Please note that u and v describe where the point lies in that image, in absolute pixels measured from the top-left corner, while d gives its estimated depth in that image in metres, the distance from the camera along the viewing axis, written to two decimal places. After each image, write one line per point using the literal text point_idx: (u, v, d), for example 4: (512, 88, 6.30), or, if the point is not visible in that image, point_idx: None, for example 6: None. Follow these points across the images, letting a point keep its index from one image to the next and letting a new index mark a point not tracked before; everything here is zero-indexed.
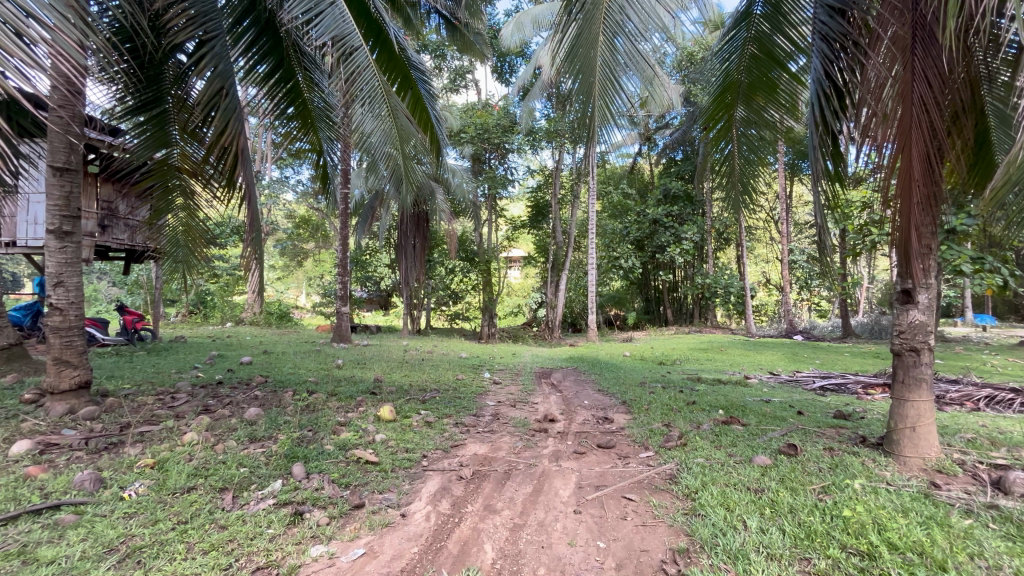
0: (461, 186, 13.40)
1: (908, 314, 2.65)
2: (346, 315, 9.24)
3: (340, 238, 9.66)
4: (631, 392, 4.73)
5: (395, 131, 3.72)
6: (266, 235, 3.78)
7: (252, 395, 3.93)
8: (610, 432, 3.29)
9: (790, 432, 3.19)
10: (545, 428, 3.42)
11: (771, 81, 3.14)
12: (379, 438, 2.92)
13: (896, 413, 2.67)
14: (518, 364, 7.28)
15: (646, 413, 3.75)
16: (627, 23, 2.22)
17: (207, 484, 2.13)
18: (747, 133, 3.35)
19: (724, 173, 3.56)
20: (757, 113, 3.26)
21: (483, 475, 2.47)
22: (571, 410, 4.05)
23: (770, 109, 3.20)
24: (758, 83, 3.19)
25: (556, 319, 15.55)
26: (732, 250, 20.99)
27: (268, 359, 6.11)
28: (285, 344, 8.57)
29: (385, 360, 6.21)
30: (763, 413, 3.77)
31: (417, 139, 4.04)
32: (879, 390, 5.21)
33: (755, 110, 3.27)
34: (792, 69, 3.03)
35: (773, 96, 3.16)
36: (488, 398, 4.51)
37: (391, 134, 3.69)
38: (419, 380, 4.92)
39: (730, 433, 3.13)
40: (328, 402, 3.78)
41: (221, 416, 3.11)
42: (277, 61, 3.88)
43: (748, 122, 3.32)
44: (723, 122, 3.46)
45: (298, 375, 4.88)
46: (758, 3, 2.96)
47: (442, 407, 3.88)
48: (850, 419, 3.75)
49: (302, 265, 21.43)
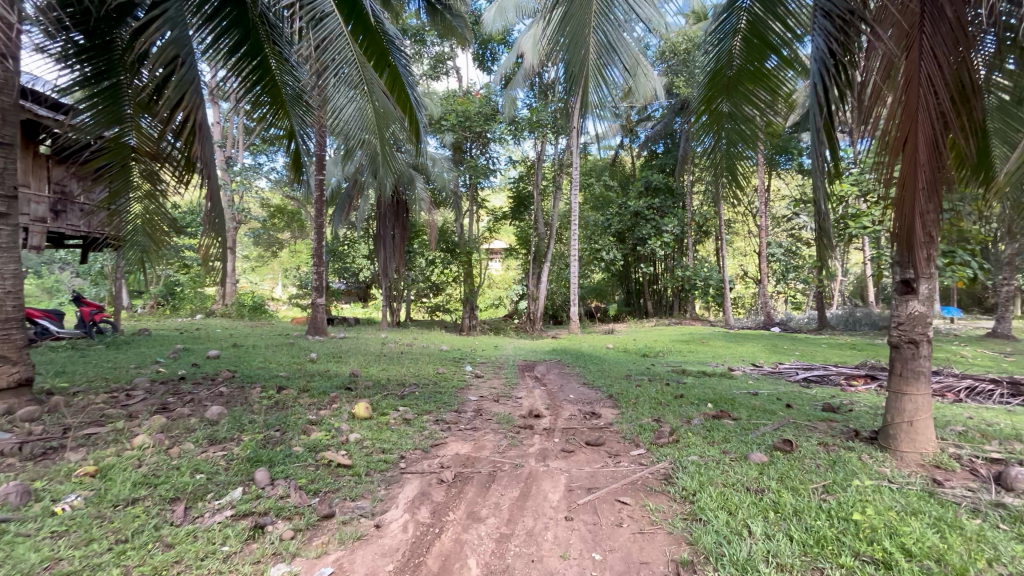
0: (441, 175, 13.10)
1: (907, 305, 2.56)
2: (321, 307, 8.93)
3: (315, 227, 9.30)
4: (617, 385, 4.61)
5: (373, 111, 3.48)
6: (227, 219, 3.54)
7: (216, 392, 3.67)
8: (598, 428, 3.15)
9: (782, 426, 3.10)
10: (531, 425, 3.26)
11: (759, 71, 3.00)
12: (354, 438, 2.71)
13: (893, 407, 2.59)
14: (500, 356, 7.12)
15: (633, 407, 3.63)
16: (614, 9, 2.11)
17: (155, 495, 1.89)
18: (733, 125, 3.23)
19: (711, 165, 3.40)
20: (747, 104, 3.13)
21: (466, 478, 2.30)
22: (556, 405, 3.89)
23: (753, 101, 3.10)
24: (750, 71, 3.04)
25: (538, 311, 15.45)
26: (711, 242, 21.20)
27: (238, 353, 5.80)
28: (257, 337, 8.23)
29: (362, 353, 5.96)
30: (753, 406, 3.68)
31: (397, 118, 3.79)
32: (861, 381, 5.22)
33: (740, 100, 3.14)
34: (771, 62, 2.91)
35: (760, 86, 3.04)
36: (470, 393, 4.32)
37: (368, 113, 3.45)
38: (397, 375, 4.71)
39: (721, 428, 3.02)
40: (299, 399, 3.55)
41: (178, 416, 2.85)
42: (243, 33, 3.46)
43: (735, 113, 3.19)
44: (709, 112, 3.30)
45: (268, 370, 4.61)
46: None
47: (421, 403, 3.69)
48: (839, 412, 3.68)
49: (277, 256, 20.83)
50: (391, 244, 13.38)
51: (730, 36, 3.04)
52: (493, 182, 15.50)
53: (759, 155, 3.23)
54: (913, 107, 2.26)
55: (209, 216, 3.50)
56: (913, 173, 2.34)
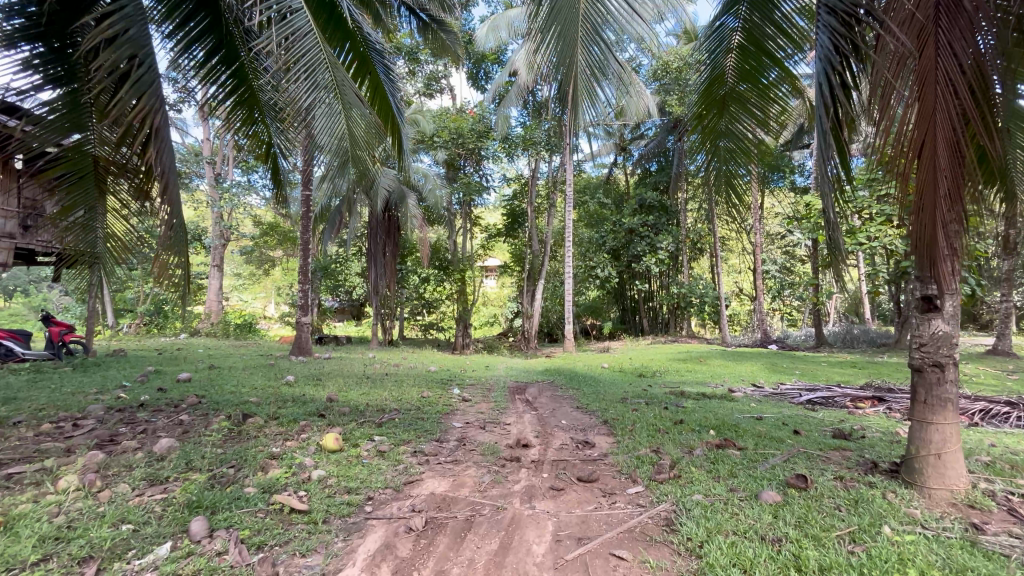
0: (434, 191, 12.87)
1: (930, 324, 2.31)
2: (306, 326, 8.61)
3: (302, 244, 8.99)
4: (613, 410, 4.32)
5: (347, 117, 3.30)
6: (186, 232, 3.30)
7: (175, 421, 3.36)
8: (592, 460, 2.86)
9: (793, 457, 2.83)
10: (518, 457, 2.97)
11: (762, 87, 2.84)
12: (317, 475, 2.41)
13: (917, 438, 2.33)
14: (491, 378, 6.80)
15: (630, 435, 3.35)
16: (607, 25, 1.95)
17: (64, 554, 1.60)
18: (729, 144, 3.08)
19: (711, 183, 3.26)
20: (745, 123, 2.98)
21: (440, 525, 2.00)
22: (546, 432, 3.61)
23: (745, 119, 2.98)
24: (745, 90, 2.92)
25: (532, 329, 15.15)
26: (706, 260, 21.07)
27: (211, 375, 5.47)
28: (238, 358, 7.88)
29: (343, 375, 5.65)
30: (758, 433, 3.41)
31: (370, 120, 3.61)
32: (868, 404, 4.96)
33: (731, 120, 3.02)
34: (768, 79, 2.79)
35: (747, 104, 2.93)
36: (454, 419, 4.03)
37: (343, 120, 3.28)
38: (378, 399, 4.41)
39: (727, 459, 2.76)
40: (265, 428, 3.25)
41: (121, 451, 2.55)
42: (218, 41, 3.36)
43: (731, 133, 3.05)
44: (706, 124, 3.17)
45: (238, 395, 4.28)
46: (731, 18, 2.78)
47: (400, 432, 3.39)
48: (851, 439, 3.42)
49: (269, 274, 20.55)
50: (382, 261, 13.16)
51: (728, 41, 2.87)
52: (487, 199, 15.38)
53: (753, 175, 3.08)
54: (931, 107, 2.05)
55: (166, 230, 3.27)
56: (930, 178, 2.14)
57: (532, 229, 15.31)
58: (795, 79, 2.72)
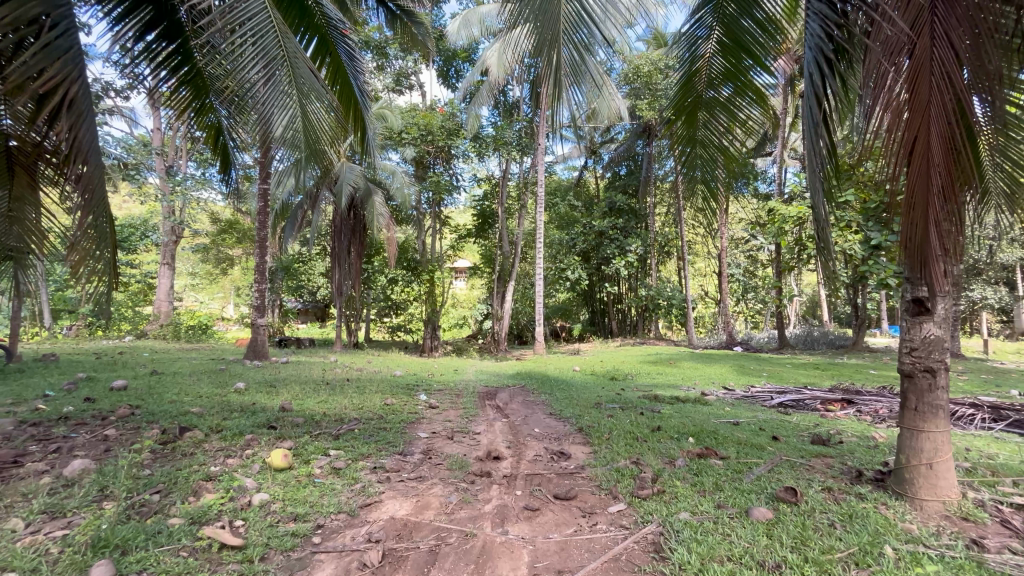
0: (402, 189, 12.46)
1: (921, 327, 2.21)
2: (263, 328, 8.10)
3: (260, 241, 8.42)
4: (587, 416, 4.13)
5: (298, 93, 3.03)
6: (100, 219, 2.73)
7: (98, 436, 2.95)
8: (569, 473, 2.66)
9: (777, 466, 2.71)
10: (489, 471, 2.73)
11: (742, 86, 2.72)
12: (259, 499, 2.11)
13: (908, 446, 2.23)
14: (459, 382, 6.53)
15: (607, 444, 3.17)
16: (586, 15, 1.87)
17: None
18: (700, 151, 2.98)
19: (688, 189, 3.10)
20: (720, 130, 2.88)
21: (400, 560, 1.75)
22: (519, 442, 3.39)
23: (719, 120, 2.86)
24: (720, 93, 2.81)
25: (502, 331, 14.89)
26: (673, 263, 21.35)
27: (150, 382, 4.98)
28: (186, 363, 7.30)
29: (300, 381, 5.25)
30: (738, 440, 3.29)
31: (323, 97, 3.30)
32: (837, 406, 4.97)
33: (709, 120, 2.89)
34: (748, 79, 2.68)
35: (724, 104, 2.82)
36: (420, 428, 3.76)
37: (293, 96, 3.01)
38: (337, 408, 4.08)
39: (710, 470, 2.62)
40: (205, 443, 2.90)
41: (20, 477, 2.16)
42: (159, 14, 3.19)
43: (710, 133, 2.91)
44: (682, 127, 3.01)
45: (178, 405, 3.87)
46: (700, 28, 2.73)
47: (359, 445, 3.09)
48: (830, 444, 3.34)
49: (227, 274, 19.59)
50: (347, 261, 12.70)
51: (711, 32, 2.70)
52: (457, 200, 15.07)
53: (722, 181, 2.95)
54: (924, 99, 1.90)
55: (82, 220, 2.70)
56: (922, 174, 1.99)
57: (502, 231, 15.08)
58: (762, 87, 2.67)
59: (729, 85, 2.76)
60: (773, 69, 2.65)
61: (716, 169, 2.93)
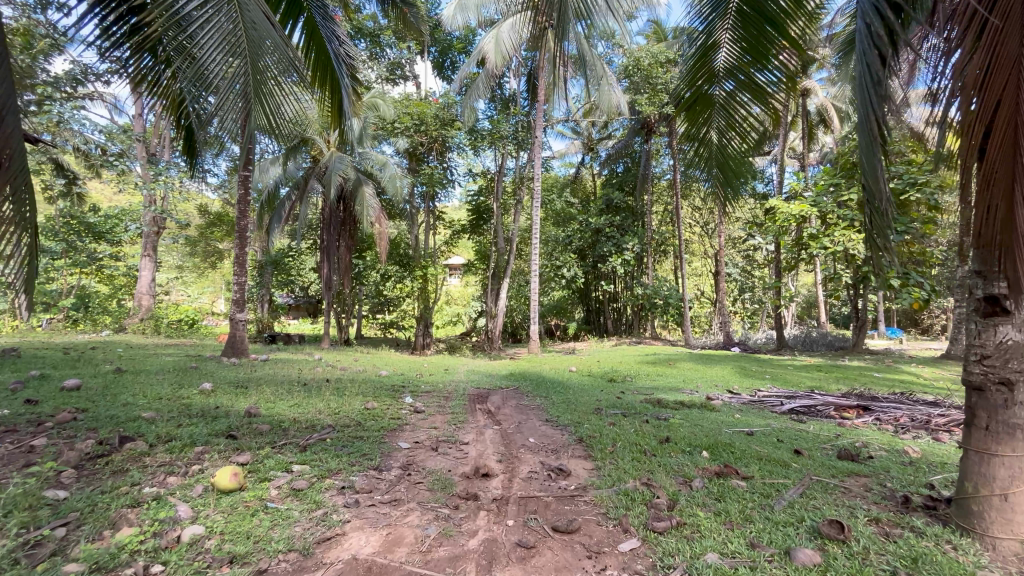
0: (394, 180, 11.92)
1: (996, 332, 1.84)
2: (242, 322, 7.64)
3: (240, 231, 7.93)
4: (588, 424, 3.74)
5: (251, 46, 2.54)
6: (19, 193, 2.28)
7: (21, 446, 2.53)
8: (569, 496, 2.30)
9: (808, 489, 2.36)
10: (476, 494, 2.34)
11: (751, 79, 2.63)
12: (191, 535, 1.72)
13: (976, 474, 1.87)
14: (449, 383, 6.16)
15: (611, 460, 2.80)
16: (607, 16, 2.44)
17: None
18: (702, 149, 2.91)
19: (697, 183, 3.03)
20: (718, 128, 2.81)
21: None
22: (511, 455, 3.01)
23: (720, 116, 2.79)
24: (720, 88, 2.74)
25: (496, 329, 14.49)
26: (670, 261, 21.01)
27: (108, 382, 4.54)
28: (158, 360, 6.85)
29: (274, 381, 4.84)
30: (758, 455, 2.92)
31: (289, 57, 2.82)
32: (853, 414, 4.62)
33: (717, 116, 2.80)
34: (755, 77, 2.61)
35: (725, 100, 2.75)
36: (401, 437, 3.36)
37: (243, 54, 2.51)
38: (310, 413, 3.68)
39: (732, 493, 2.26)
40: (146, 457, 2.49)
41: None
42: None
43: (716, 128, 2.82)
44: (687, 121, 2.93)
45: (130, 408, 3.44)
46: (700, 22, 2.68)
47: (328, 460, 2.68)
48: (861, 460, 2.97)
49: (215, 267, 19.13)
50: (335, 255, 12.32)
51: (721, 16, 2.62)
52: (451, 194, 14.64)
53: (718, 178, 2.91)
54: (1016, 53, 1.56)
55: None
56: (1006, 141, 1.62)
57: (497, 227, 14.64)
58: (761, 85, 2.61)
59: (734, 77, 2.68)
60: (780, 65, 2.56)
61: (713, 166, 2.89)
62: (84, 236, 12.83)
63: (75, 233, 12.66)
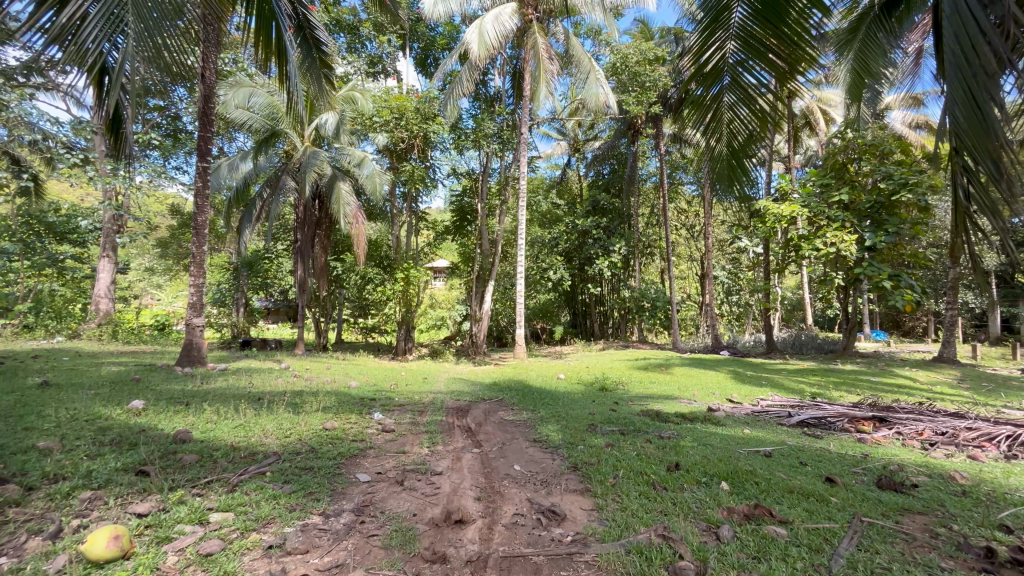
0: (373, 176, 11.07)
1: None
2: (199, 329, 6.95)
3: (198, 227, 7.20)
4: (581, 446, 3.22)
5: None
6: None
7: None
8: (566, 556, 1.77)
9: (863, 538, 1.87)
10: (444, 555, 1.79)
11: (746, 76, 2.09)
12: None
13: None
14: (425, 394, 5.63)
15: (615, 499, 2.27)
16: None
17: None
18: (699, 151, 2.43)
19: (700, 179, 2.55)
20: (707, 131, 2.32)
21: None
22: (492, 491, 2.47)
23: (713, 118, 2.27)
24: (710, 89, 2.22)
25: (480, 333, 13.92)
26: (656, 265, 20.72)
27: (21, 399, 3.85)
28: (103, 369, 6.13)
29: (224, 396, 4.22)
30: (786, 485, 2.44)
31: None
32: (869, 426, 4.18)
33: (711, 116, 2.28)
34: (745, 79, 2.09)
35: (715, 105, 2.24)
36: (362, 466, 2.82)
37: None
38: (254, 437, 3.10)
39: (774, 549, 1.76)
40: (10, 509, 1.88)
41: None
42: None
43: (710, 130, 2.31)
44: (687, 117, 2.42)
45: (27, 436, 2.79)
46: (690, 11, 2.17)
47: (260, 504, 2.11)
48: (905, 490, 2.51)
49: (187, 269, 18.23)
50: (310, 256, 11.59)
51: (712, 13, 2.10)
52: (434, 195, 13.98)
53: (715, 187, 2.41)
54: None
55: None
56: None
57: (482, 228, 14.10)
58: (749, 89, 2.10)
59: (723, 76, 2.15)
60: (774, 63, 2.03)
61: (709, 172, 2.41)
62: (44, 236, 11.92)
63: (36, 233, 11.65)
